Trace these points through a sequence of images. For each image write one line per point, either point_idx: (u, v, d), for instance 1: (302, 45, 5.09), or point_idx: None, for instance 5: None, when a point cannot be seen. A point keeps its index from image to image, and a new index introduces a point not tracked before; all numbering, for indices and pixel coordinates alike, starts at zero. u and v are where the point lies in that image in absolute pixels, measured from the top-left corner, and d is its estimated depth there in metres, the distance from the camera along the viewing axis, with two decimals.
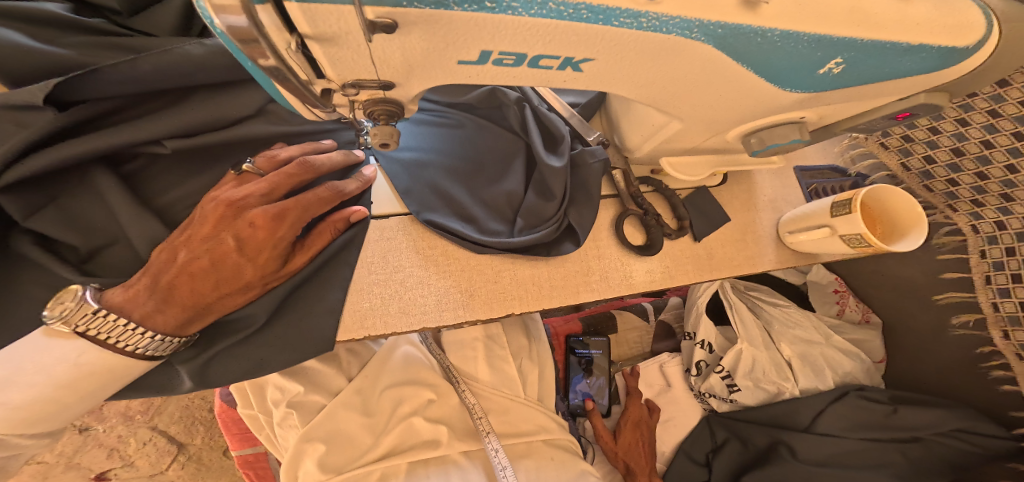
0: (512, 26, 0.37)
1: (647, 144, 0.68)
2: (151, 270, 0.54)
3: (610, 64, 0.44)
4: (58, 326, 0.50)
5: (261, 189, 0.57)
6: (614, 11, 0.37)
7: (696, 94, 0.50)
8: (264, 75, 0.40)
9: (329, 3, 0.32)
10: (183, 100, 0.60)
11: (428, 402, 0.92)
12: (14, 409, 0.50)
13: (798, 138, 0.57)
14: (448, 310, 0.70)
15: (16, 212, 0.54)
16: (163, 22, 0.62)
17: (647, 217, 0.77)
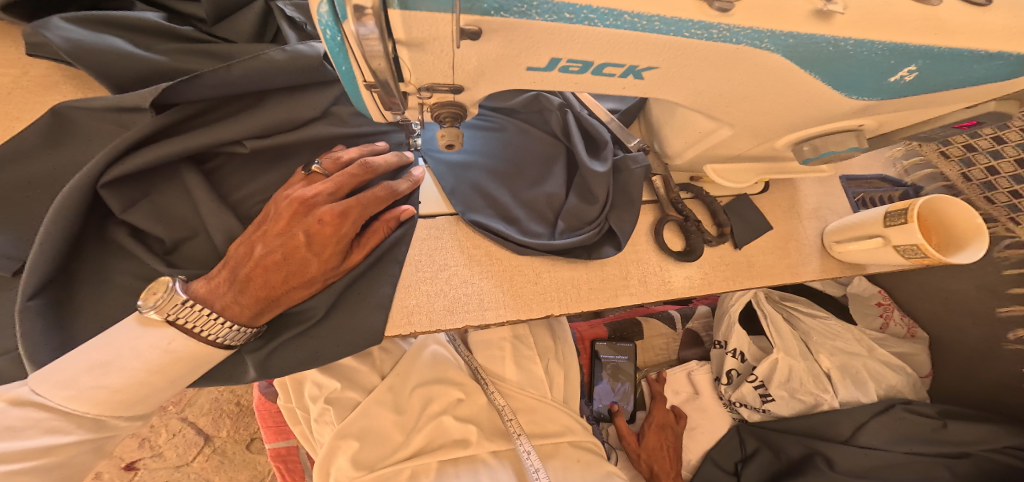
0: (585, 36, 0.38)
1: (690, 151, 0.69)
2: (230, 263, 0.59)
3: (671, 72, 0.45)
4: (150, 315, 0.55)
5: (328, 188, 0.61)
6: (687, 23, 0.39)
7: (751, 102, 0.52)
8: (355, 78, 0.42)
9: (427, 10, 0.35)
10: (260, 103, 0.64)
11: (458, 401, 0.94)
12: (108, 391, 0.56)
13: (855, 145, 0.58)
14: (490, 308, 0.71)
15: (113, 205, 0.59)
16: (244, 28, 0.68)
17: (687, 222, 0.77)
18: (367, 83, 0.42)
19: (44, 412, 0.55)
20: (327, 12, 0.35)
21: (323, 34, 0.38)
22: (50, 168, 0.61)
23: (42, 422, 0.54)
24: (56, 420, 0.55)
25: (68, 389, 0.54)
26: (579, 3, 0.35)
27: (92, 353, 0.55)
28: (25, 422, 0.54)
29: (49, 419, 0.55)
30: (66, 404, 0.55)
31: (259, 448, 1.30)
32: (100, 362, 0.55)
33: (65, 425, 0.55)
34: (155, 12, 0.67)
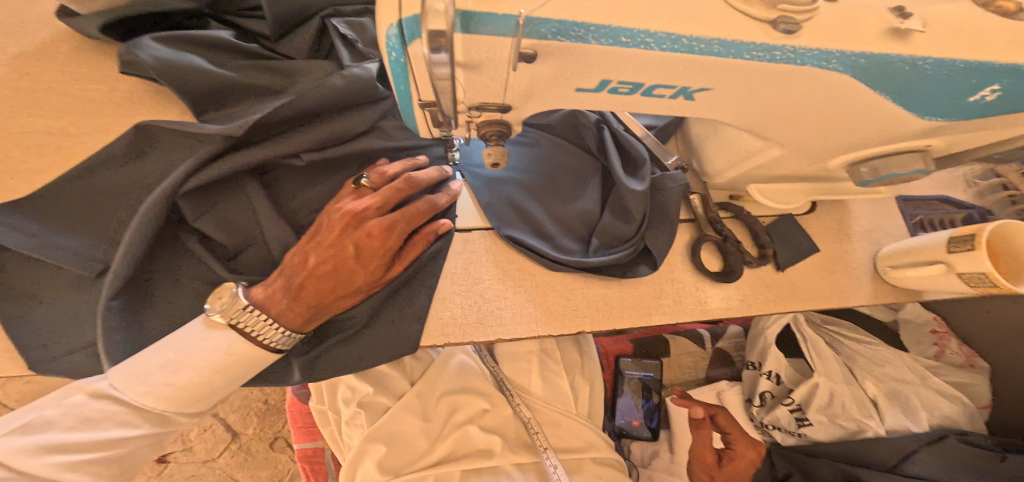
0: (641, 60, 0.38)
1: (733, 170, 0.67)
2: (285, 271, 0.60)
3: (724, 92, 0.44)
4: (216, 317, 0.58)
5: (376, 202, 0.62)
6: (747, 45, 0.38)
7: (804, 120, 0.51)
8: (410, 97, 0.43)
9: (489, 34, 0.35)
10: (320, 118, 0.66)
11: (482, 412, 0.94)
12: (177, 389, 0.58)
13: (921, 168, 0.55)
14: (523, 323, 0.71)
15: (188, 213, 0.61)
16: (301, 44, 0.71)
17: (727, 243, 0.75)
18: (424, 101, 0.43)
19: (118, 405, 0.58)
20: (396, 32, 0.35)
21: (387, 55, 0.38)
22: (133, 177, 0.63)
23: (116, 415, 0.57)
24: (127, 414, 0.58)
25: (143, 385, 0.57)
26: (637, 28, 0.35)
27: (165, 351, 0.57)
28: (103, 414, 0.57)
29: (122, 412, 0.58)
30: (139, 399, 0.57)
31: (281, 447, 1.33)
32: (173, 360, 0.57)
33: (135, 419, 0.59)
34: (225, 30, 0.70)
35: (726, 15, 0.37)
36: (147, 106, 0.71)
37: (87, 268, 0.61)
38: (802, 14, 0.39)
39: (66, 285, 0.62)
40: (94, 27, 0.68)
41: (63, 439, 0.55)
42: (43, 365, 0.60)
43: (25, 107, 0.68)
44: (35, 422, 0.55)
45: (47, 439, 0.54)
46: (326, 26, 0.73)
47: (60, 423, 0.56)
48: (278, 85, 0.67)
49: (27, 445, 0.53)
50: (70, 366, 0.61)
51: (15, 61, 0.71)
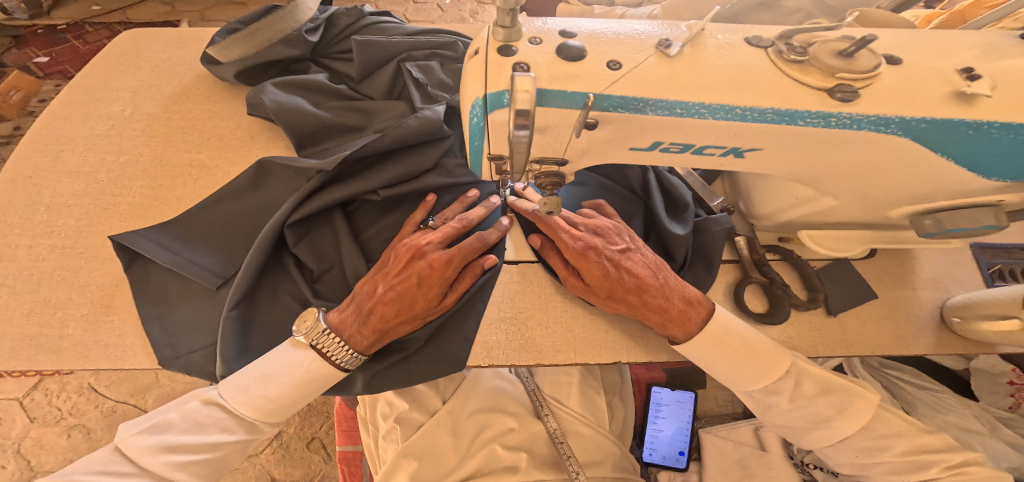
0: (697, 127, 0.41)
1: (784, 215, 0.69)
2: (357, 298, 0.69)
3: (776, 155, 0.45)
4: (299, 338, 0.67)
5: (438, 238, 0.70)
6: (803, 113, 0.40)
7: (855, 183, 0.52)
8: (481, 152, 0.47)
9: (559, 106, 0.39)
10: (391, 158, 0.76)
11: (507, 431, 0.96)
12: (267, 399, 0.67)
13: (991, 223, 0.54)
14: (560, 351, 0.74)
15: (290, 238, 0.73)
16: (379, 86, 0.85)
17: (774, 286, 0.76)
18: (492, 155, 0.47)
19: (222, 412, 0.68)
20: (480, 103, 0.41)
21: (468, 118, 0.43)
22: (250, 203, 0.78)
23: (219, 421, 0.67)
24: (228, 420, 0.68)
25: (241, 394, 0.67)
26: (691, 100, 0.39)
27: (262, 366, 0.67)
28: (209, 419, 0.67)
29: (223, 419, 0.67)
30: (237, 408, 0.67)
31: (317, 447, 1.40)
32: (265, 374, 0.67)
33: (233, 425, 0.68)
34: (324, 74, 0.88)
35: (786, 86, 0.40)
36: (261, 143, 0.87)
37: (211, 280, 0.74)
38: (858, 82, 0.40)
39: (197, 295, 0.75)
40: (232, 73, 0.88)
41: (179, 440, 0.65)
42: (169, 361, 0.71)
43: (177, 141, 0.87)
44: (160, 423, 0.65)
45: (168, 439, 0.64)
46: (400, 69, 0.86)
47: (177, 426, 0.66)
48: (362, 123, 0.82)
49: (153, 443, 0.64)
50: (189, 363, 0.71)
51: (169, 100, 0.92)
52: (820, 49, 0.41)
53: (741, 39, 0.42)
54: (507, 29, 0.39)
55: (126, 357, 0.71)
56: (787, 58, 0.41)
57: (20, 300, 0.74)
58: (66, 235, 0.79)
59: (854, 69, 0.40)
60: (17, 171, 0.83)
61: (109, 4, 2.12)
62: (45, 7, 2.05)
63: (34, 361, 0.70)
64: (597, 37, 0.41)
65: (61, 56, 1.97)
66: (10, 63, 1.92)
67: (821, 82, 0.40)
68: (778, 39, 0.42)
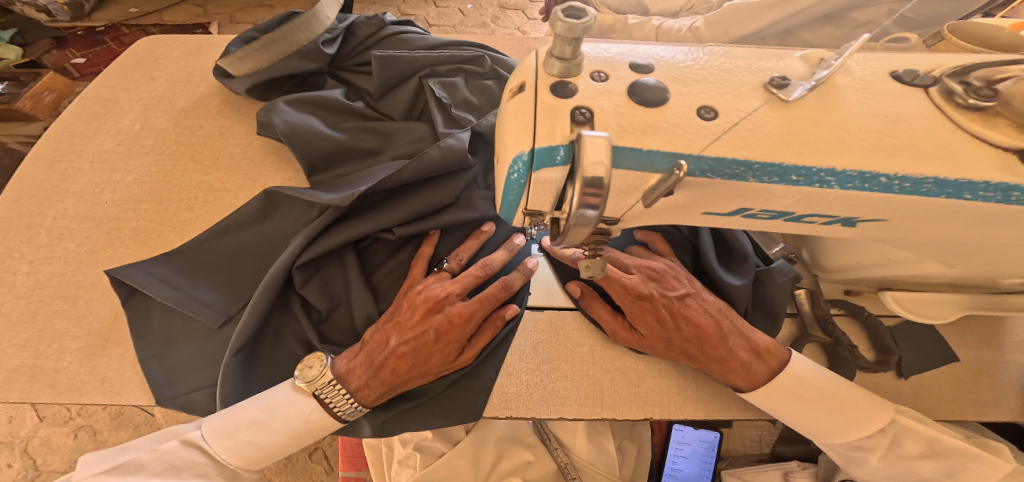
0: (815, 197, 0.35)
1: (860, 270, 0.58)
2: (367, 347, 0.60)
3: (898, 218, 0.36)
4: (300, 384, 0.58)
5: (459, 288, 0.62)
6: (977, 184, 0.33)
7: (982, 250, 0.42)
8: (516, 208, 0.39)
9: (627, 169, 0.33)
10: (410, 192, 0.68)
11: (528, 463, 0.91)
12: (256, 447, 0.58)
13: None
14: (586, 405, 0.65)
15: (297, 279, 0.65)
16: (399, 105, 0.77)
17: (838, 347, 0.66)
18: (530, 211, 0.39)
19: (201, 456, 0.58)
20: (525, 158, 0.34)
21: (506, 174, 0.36)
22: (257, 235, 0.70)
23: (196, 466, 0.58)
24: (207, 466, 0.58)
25: (228, 440, 0.58)
26: (817, 167, 0.32)
27: (253, 410, 0.58)
28: (187, 462, 0.58)
29: (202, 464, 0.58)
30: (222, 454, 0.59)
31: (319, 457, 1.33)
32: (258, 420, 0.58)
33: (212, 471, 0.59)
34: (340, 88, 0.80)
35: (918, 144, 0.32)
36: (271, 165, 0.79)
37: (213, 319, 0.65)
38: None
39: (199, 334, 0.66)
40: (243, 88, 0.80)
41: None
42: (168, 401, 0.63)
43: (187, 156, 0.80)
44: (130, 464, 0.57)
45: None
46: (422, 87, 0.77)
47: (149, 468, 0.57)
48: (379, 147, 0.73)
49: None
50: (189, 403, 0.63)
51: (183, 114, 0.85)
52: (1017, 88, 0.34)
53: (887, 72, 0.36)
54: (565, 62, 0.33)
55: (123, 394, 0.63)
56: (962, 103, 0.34)
57: (14, 331, 0.67)
58: (66, 261, 0.71)
59: None
60: (21, 185, 0.77)
61: (147, 7, 2.22)
62: (87, 9, 2.14)
63: (26, 396, 0.63)
64: (682, 73, 0.35)
65: (98, 57, 2.03)
66: (49, 64, 1.97)
67: (1011, 140, 0.33)
68: (948, 76, 0.35)
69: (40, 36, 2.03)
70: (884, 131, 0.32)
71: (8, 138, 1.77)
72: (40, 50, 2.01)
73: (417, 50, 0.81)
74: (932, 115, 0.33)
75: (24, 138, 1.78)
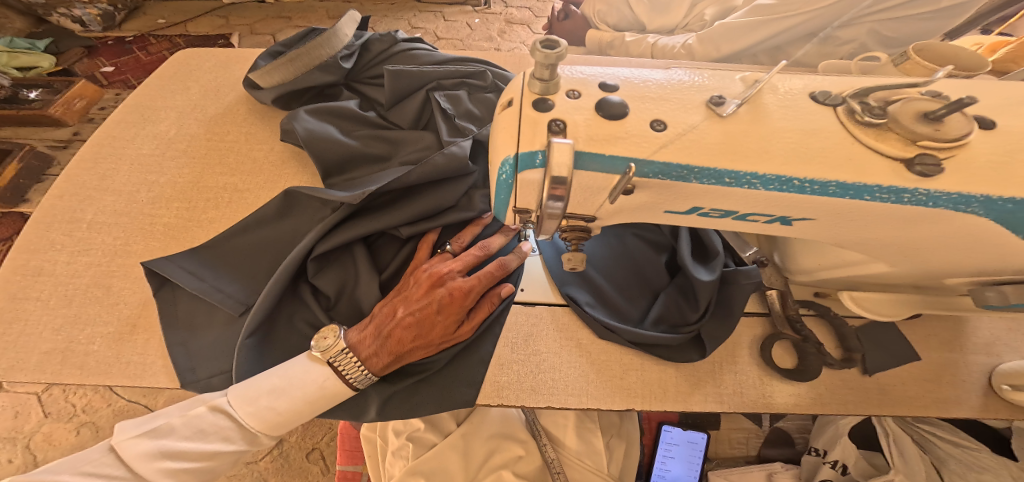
0: (748, 197, 0.41)
1: (824, 272, 0.64)
2: (376, 319, 0.67)
3: (822, 219, 0.44)
4: (317, 353, 0.65)
5: (460, 266, 0.69)
6: (871, 188, 0.39)
7: (913, 251, 0.48)
8: (508, 205, 0.47)
9: (596, 170, 0.40)
10: (414, 192, 0.75)
11: (517, 458, 0.97)
12: (275, 413, 0.64)
13: None
14: (573, 395, 0.71)
15: (310, 269, 0.72)
16: (408, 115, 0.84)
17: (806, 343, 0.73)
18: (519, 208, 0.46)
19: (227, 421, 0.65)
20: (511, 162, 0.41)
21: (497, 175, 0.43)
22: (275, 232, 0.77)
23: (222, 430, 0.64)
24: (231, 430, 0.65)
25: (250, 405, 0.64)
26: (742, 171, 0.39)
27: (273, 378, 0.65)
28: (213, 427, 0.64)
29: (227, 428, 0.65)
30: (244, 418, 0.64)
31: (315, 458, 1.39)
32: (277, 387, 0.64)
33: (235, 435, 0.65)
34: (354, 99, 0.87)
35: (835, 155, 0.39)
36: (290, 169, 0.86)
37: (233, 307, 0.72)
38: (943, 151, 0.39)
39: (220, 322, 0.73)
40: (269, 98, 0.88)
41: (178, 447, 0.63)
42: (190, 385, 0.69)
43: (213, 159, 0.87)
44: (162, 427, 0.64)
45: (167, 445, 0.62)
46: (429, 99, 0.84)
47: (179, 432, 0.64)
48: (388, 153, 0.81)
49: (152, 448, 0.62)
50: (208, 387, 0.70)
51: (212, 121, 0.92)
52: (903, 110, 0.40)
53: (807, 94, 0.42)
54: (544, 83, 0.40)
55: (147, 376, 0.70)
56: (861, 119, 0.40)
57: (52, 315, 0.73)
58: (102, 254, 0.78)
59: (943, 137, 0.39)
60: (62, 184, 0.84)
61: (174, 17, 2.46)
62: (118, 19, 2.37)
63: (59, 377, 0.69)
64: (642, 92, 0.41)
65: (125, 66, 2.23)
66: (80, 71, 2.18)
67: (900, 151, 0.39)
68: (852, 97, 0.42)
69: (73, 45, 2.26)
70: (804, 146, 0.39)
71: (37, 143, 1.90)
72: (73, 58, 2.23)
73: (425, 65, 0.89)
74: (842, 132, 0.40)
75: (52, 143, 1.90)
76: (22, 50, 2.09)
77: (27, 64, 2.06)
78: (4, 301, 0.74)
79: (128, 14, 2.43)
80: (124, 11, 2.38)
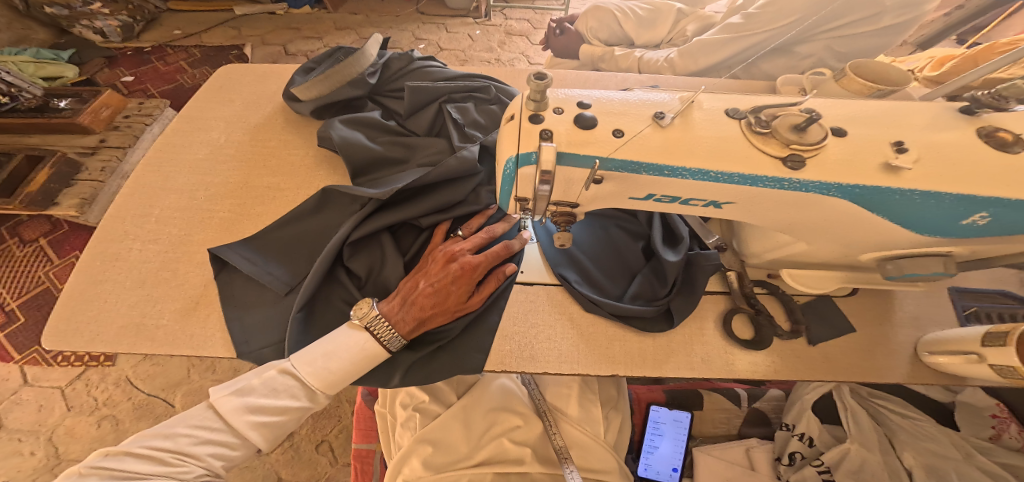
0: (683, 186, 0.56)
1: (769, 254, 0.77)
2: (401, 292, 0.81)
3: (748, 203, 0.58)
4: (355, 320, 0.80)
5: (469, 246, 0.83)
6: (763, 177, 0.54)
7: (823, 232, 0.63)
8: (510, 195, 0.62)
9: (574, 166, 0.55)
10: (431, 188, 0.90)
11: (515, 428, 1.08)
12: (330, 372, 0.78)
13: (943, 270, 0.63)
14: (565, 362, 0.84)
15: (346, 253, 0.86)
16: (424, 124, 0.98)
17: (759, 316, 0.87)
18: (520, 197, 0.61)
19: (294, 381, 0.78)
20: (512, 160, 0.56)
21: (503, 170, 0.58)
22: (314, 225, 0.91)
23: (291, 388, 0.78)
24: (298, 389, 0.78)
25: (311, 366, 0.77)
26: (675, 166, 0.54)
27: (324, 344, 0.79)
28: (284, 387, 0.77)
29: (294, 387, 0.78)
30: (307, 377, 0.78)
31: (324, 450, 1.52)
32: (327, 350, 0.78)
33: (301, 393, 0.78)
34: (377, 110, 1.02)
35: (745, 155, 0.54)
36: (324, 171, 1.00)
37: (280, 287, 0.86)
38: (807, 152, 0.54)
39: (269, 301, 0.86)
40: (306, 110, 1.03)
41: (259, 403, 0.76)
42: (246, 354, 0.82)
43: (259, 162, 1.02)
44: (244, 387, 0.77)
45: (251, 401, 0.76)
46: (442, 110, 0.99)
47: (258, 390, 0.77)
48: (407, 156, 0.95)
49: (238, 403, 0.75)
50: (260, 357, 0.82)
51: (255, 129, 1.06)
52: (782, 122, 0.54)
53: (722, 110, 0.57)
54: (537, 102, 0.55)
55: (209, 346, 0.82)
56: (754, 129, 0.55)
57: (127, 293, 0.86)
58: (169, 243, 0.92)
59: (805, 142, 0.53)
60: (130, 185, 0.98)
61: (188, 28, 2.63)
62: (136, 31, 2.53)
63: (134, 346, 0.82)
64: (609, 108, 0.56)
65: (144, 76, 2.38)
66: (102, 80, 2.34)
67: (776, 152, 0.54)
68: (750, 112, 0.56)
69: (94, 55, 2.41)
70: (725, 149, 0.54)
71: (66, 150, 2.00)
72: (93, 68, 2.37)
73: (438, 80, 1.03)
74: (756, 138, 0.54)
75: (80, 150, 2.00)
76: (47, 61, 2.22)
77: (52, 74, 2.20)
78: (86, 282, 0.87)
79: (145, 26, 2.61)
80: (140, 23, 2.56)
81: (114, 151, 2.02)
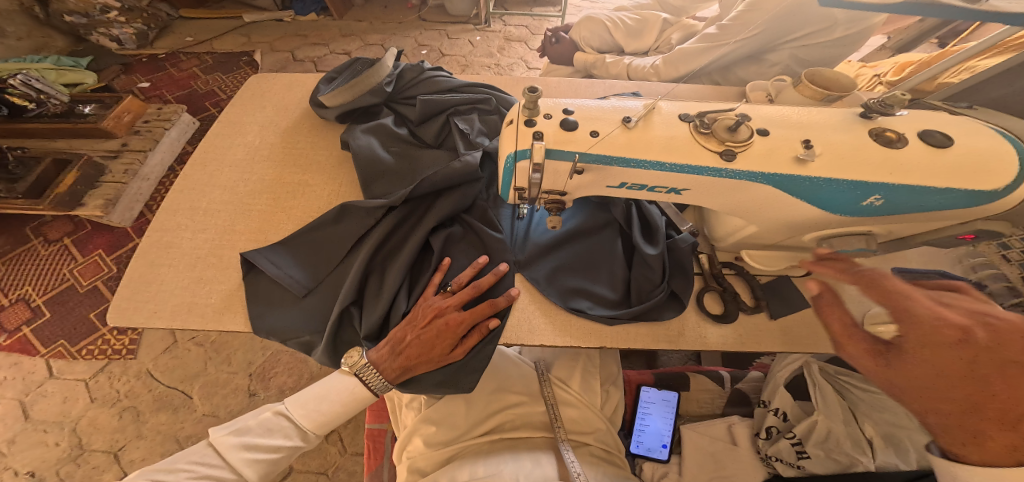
0: (645, 176, 0.72)
1: (733, 237, 0.89)
2: (391, 341, 0.91)
3: (701, 189, 0.73)
4: (346, 367, 0.92)
5: (454, 303, 0.91)
6: (705, 167, 0.69)
7: (769, 212, 0.76)
8: (509, 186, 0.76)
9: (561, 160, 0.69)
10: (438, 200, 1.02)
11: (513, 404, 1.17)
12: (320, 413, 0.94)
13: (864, 246, 0.78)
14: (559, 335, 0.95)
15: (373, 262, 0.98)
16: (433, 129, 1.12)
17: (725, 293, 1.00)
18: (518, 187, 0.75)
19: (287, 422, 0.94)
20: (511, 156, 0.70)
21: (504, 164, 0.72)
22: (332, 234, 1.02)
23: (284, 428, 0.94)
24: (290, 429, 0.94)
25: (302, 409, 0.94)
26: (637, 159, 0.69)
27: (319, 387, 0.95)
28: (277, 427, 0.93)
29: (287, 427, 0.94)
30: (299, 418, 0.94)
31: (334, 440, 1.66)
32: (320, 394, 0.95)
33: (293, 433, 0.94)
34: (391, 117, 1.15)
35: (691, 151, 0.69)
36: (347, 170, 1.14)
37: (298, 290, 0.97)
38: (738, 148, 0.69)
39: (289, 301, 0.97)
40: (331, 116, 1.16)
41: (254, 441, 0.91)
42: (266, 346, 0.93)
43: (291, 161, 1.15)
44: (242, 427, 0.92)
45: (248, 439, 0.90)
46: (448, 119, 1.13)
47: (254, 429, 0.92)
48: (417, 161, 1.08)
49: (237, 441, 0.90)
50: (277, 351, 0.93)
51: (286, 132, 1.20)
52: (718, 125, 0.69)
53: (676, 114, 0.72)
54: (530, 109, 0.69)
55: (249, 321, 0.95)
56: (698, 130, 0.70)
57: (182, 275, 1.00)
58: (216, 231, 1.05)
59: (736, 140, 0.69)
60: (179, 181, 1.12)
61: (200, 35, 2.76)
62: (150, 39, 2.68)
63: (187, 322, 0.95)
64: (589, 113, 0.70)
65: (160, 82, 2.52)
66: (120, 86, 2.48)
67: (714, 147, 0.69)
68: (696, 116, 0.71)
69: (110, 63, 2.56)
70: (680, 146, 0.69)
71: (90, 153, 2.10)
72: (111, 75, 2.52)
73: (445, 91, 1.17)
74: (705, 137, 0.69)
75: (103, 153, 2.10)
76: (68, 68, 2.35)
77: (72, 81, 2.31)
78: (145, 265, 1.01)
79: (159, 33, 2.76)
80: (155, 31, 2.70)
81: (136, 155, 2.11)
